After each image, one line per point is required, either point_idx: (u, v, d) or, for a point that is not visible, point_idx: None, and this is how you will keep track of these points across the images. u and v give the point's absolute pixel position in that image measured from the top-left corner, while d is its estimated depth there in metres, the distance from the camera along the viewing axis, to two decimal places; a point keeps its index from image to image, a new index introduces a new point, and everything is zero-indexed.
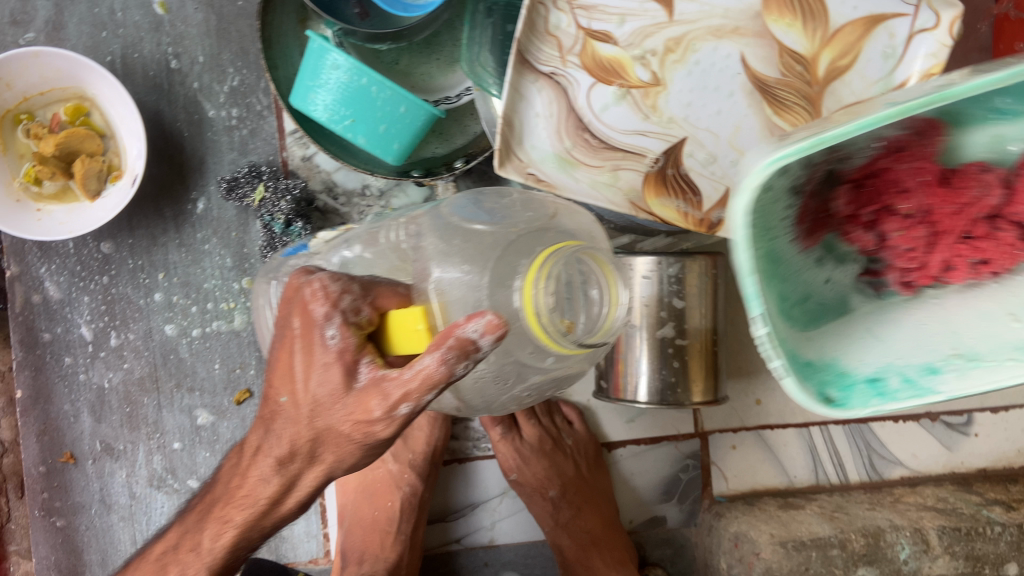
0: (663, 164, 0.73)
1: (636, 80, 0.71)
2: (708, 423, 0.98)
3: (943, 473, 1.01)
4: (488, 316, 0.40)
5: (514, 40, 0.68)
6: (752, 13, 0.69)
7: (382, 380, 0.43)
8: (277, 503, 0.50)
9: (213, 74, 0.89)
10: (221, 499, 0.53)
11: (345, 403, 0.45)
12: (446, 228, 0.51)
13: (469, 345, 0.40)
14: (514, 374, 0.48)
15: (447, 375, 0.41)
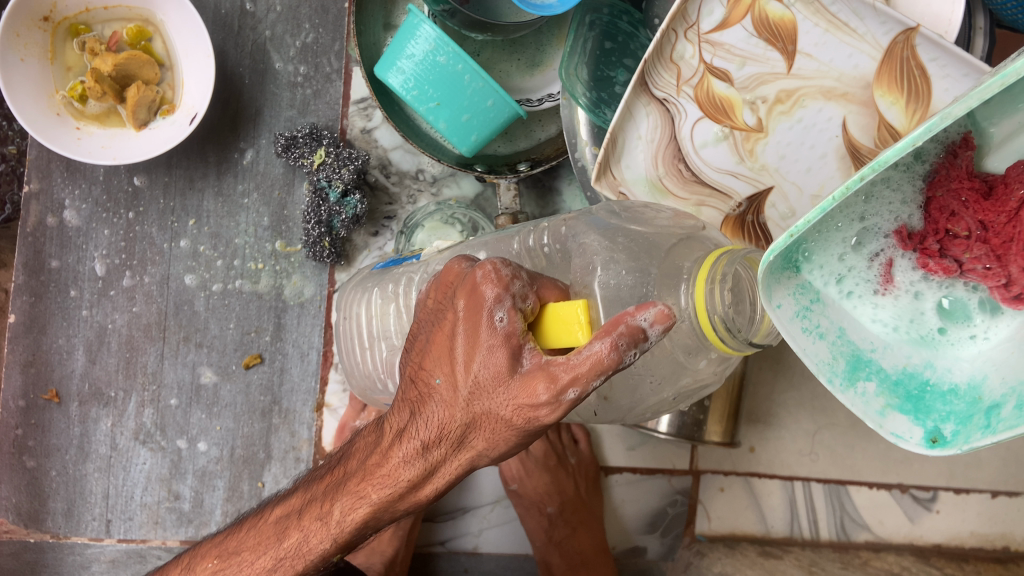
0: (743, 210, 0.74)
1: (740, 123, 0.72)
2: (702, 461, 1.01)
3: (903, 543, 1.04)
4: (659, 306, 0.37)
5: (640, 61, 0.71)
6: (865, 81, 0.68)
7: (550, 367, 0.39)
8: (415, 488, 0.48)
9: (288, 26, 0.86)
10: (347, 475, 0.53)
11: (503, 383, 0.41)
12: (607, 227, 0.51)
13: (638, 335, 0.37)
14: (658, 383, 0.49)
15: (618, 363, 0.37)
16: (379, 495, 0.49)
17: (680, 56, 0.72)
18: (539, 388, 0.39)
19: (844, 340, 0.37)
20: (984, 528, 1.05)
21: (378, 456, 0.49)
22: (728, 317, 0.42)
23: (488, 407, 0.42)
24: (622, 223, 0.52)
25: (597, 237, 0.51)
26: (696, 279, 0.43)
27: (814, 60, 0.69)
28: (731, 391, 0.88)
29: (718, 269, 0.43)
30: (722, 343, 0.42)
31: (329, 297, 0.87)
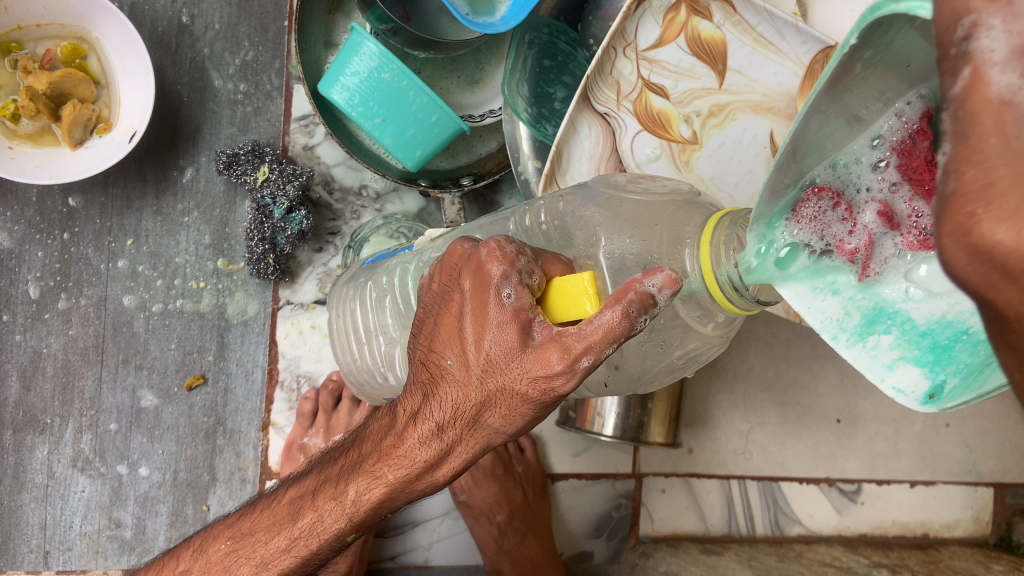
0: None
1: (676, 136, 0.76)
2: (644, 465, 1.04)
3: (834, 534, 1.10)
4: (665, 271, 0.39)
5: (583, 78, 0.73)
6: (789, 96, 0.74)
7: (563, 336, 0.40)
8: (434, 466, 0.48)
9: (227, 44, 0.86)
10: (353, 464, 0.53)
11: (510, 351, 0.42)
12: (604, 199, 0.53)
13: (647, 301, 0.39)
14: (673, 343, 0.51)
15: (629, 329, 0.39)
16: (395, 475, 0.49)
17: (620, 73, 0.74)
18: (553, 358, 0.40)
19: (861, 295, 0.39)
20: (904, 517, 1.12)
21: (396, 438, 0.50)
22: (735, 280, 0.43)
23: (504, 383, 0.43)
24: (616, 192, 0.53)
25: (592, 212, 0.52)
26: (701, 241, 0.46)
27: (744, 77, 0.74)
28: (672, 394, 0.91)
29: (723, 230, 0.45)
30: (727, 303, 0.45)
31: (274, 315, 0.87)
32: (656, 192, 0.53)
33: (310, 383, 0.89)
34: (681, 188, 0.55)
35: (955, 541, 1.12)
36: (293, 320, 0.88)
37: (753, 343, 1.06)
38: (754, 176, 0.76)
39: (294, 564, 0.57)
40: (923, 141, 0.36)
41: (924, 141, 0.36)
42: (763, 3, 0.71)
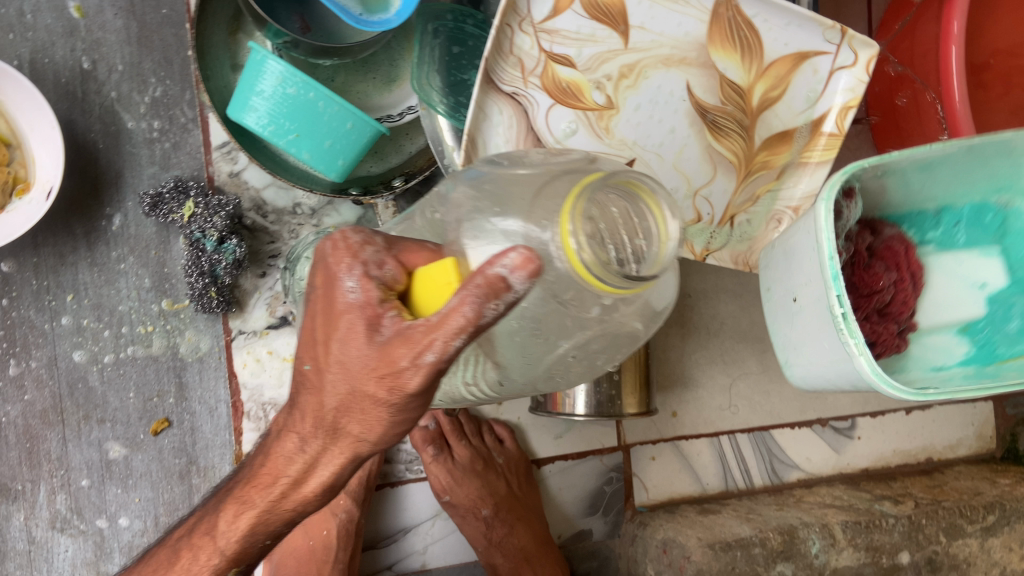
0: None
1: (591, 104, 0.74)
2: (629, 436, 1.03)
3: (833, 474, 1.10)
4: (518, 252, 0.37)
5: (482, 60, 0.70)
6: (698, 44, 0.74)
7: (409, 334, 0.40)
8: (300, 486, 0.48)
9: (133, 83, 0.84)
10: (235, 488, 0.53)
11: (364, 357, 0.41)
12: (482, 177, 0.49)
13: (499, 284, 0.37)
14: (550, 338, 0.47)
15: (477, 317, 0.37)
16: (262, 500, 0.50)
17: (522, 49, 0.72)
18: (401, 358, 0.40)
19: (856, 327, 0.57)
20: (905, 445, 1.14)
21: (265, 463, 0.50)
22: (620, 252, 0.39)
23: (352, 389, 0.43)
24: (498, 170, 0.50)
25: (466, 188, 0.49)
26: (564, 204, 0.39)
27: (649, 32, 0.73)
28: (641, 363, 0.90)
29: (590, 189, 0.39)
30: (597, 282, 0.38)
31: (227, 347, 0.87)
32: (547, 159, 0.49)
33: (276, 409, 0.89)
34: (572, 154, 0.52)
35: (959, 461, 1.16)
36: (248, 348, 0.88)
37: (722, 296, 1.05)
38: (677, 134, 0.76)
39: None
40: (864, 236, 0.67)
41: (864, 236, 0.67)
42: None
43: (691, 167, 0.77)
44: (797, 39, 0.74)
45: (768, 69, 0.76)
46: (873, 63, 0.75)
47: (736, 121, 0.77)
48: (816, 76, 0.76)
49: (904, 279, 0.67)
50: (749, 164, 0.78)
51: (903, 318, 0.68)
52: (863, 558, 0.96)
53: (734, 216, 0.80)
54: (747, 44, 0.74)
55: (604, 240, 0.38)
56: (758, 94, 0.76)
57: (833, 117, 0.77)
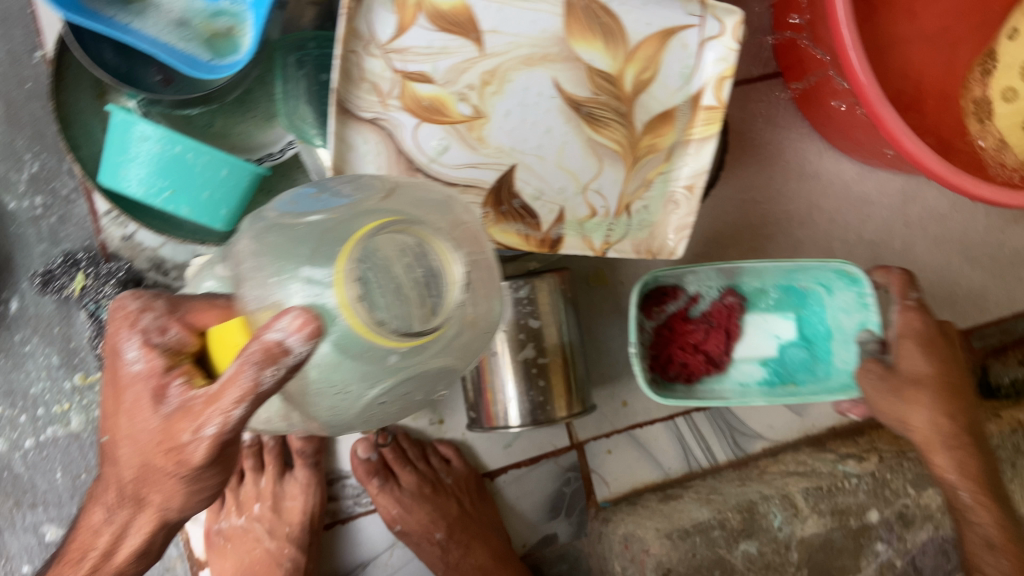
0: (499, 194, 0.74)
1: (458, 116, 0.71)
2: (581, 433, 1.01)
3: (799, 438, 1.08)
4: (296, 314, 0.38)
5: (331, 89, 0.67)
6: (557, 38, 0.72)
7: (189, 408, 0.45)
8: (110, 553, 0.57)
9: (8, 163, 0.83)
10: (63, 558, 0.61)
11: (154, 430, 0.47)
12: (271, 225, 0.45)
13: (275, 348, 0.39)
14: (354, 390, 0.42)
15: (255, 384, 0.40)
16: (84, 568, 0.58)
17: (373, 74, 0.69)
18: (183, 432, 0.45)
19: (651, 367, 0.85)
20: None
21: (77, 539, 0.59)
22: (405, 300, 0.39)
23: (145, 459, 0.49)
24: (285, 214, 0.46)
25: (248, 238, 0.45)
26: (341, 254, 0.39)
27: (503, 35, 0.71)
28: (567, 365, 0.88)
29: (370, 235, 0.40)
30: (380, 335, 0.38)
31: None
32: (336, 196, 0.46)
33: None
34: (365, 184, 0.49)
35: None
36: None
37: None
38: (553, 133, 0.74)
39: None
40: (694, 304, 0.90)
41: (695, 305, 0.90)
42: None
43: (576, 163, 0.75)
44: (658, 17, 0.73)
45: (635, 51, 0.74)
46: (740, 29, 0.73)
47: (613, 109, 0.74)
48: (686, 50, 0.74)
49: (715, 330, 0.90)
50: (635, 150, 0.76)
51: (712, 356, 0.90)
52: (830, 523, 0.93)
53: (630, 205, 0.77)
54: (608, 31, 0.72)
55: (390, 294, 0.39)
56: (630, 78, 0.74)
57: (711, 89, 0.75)
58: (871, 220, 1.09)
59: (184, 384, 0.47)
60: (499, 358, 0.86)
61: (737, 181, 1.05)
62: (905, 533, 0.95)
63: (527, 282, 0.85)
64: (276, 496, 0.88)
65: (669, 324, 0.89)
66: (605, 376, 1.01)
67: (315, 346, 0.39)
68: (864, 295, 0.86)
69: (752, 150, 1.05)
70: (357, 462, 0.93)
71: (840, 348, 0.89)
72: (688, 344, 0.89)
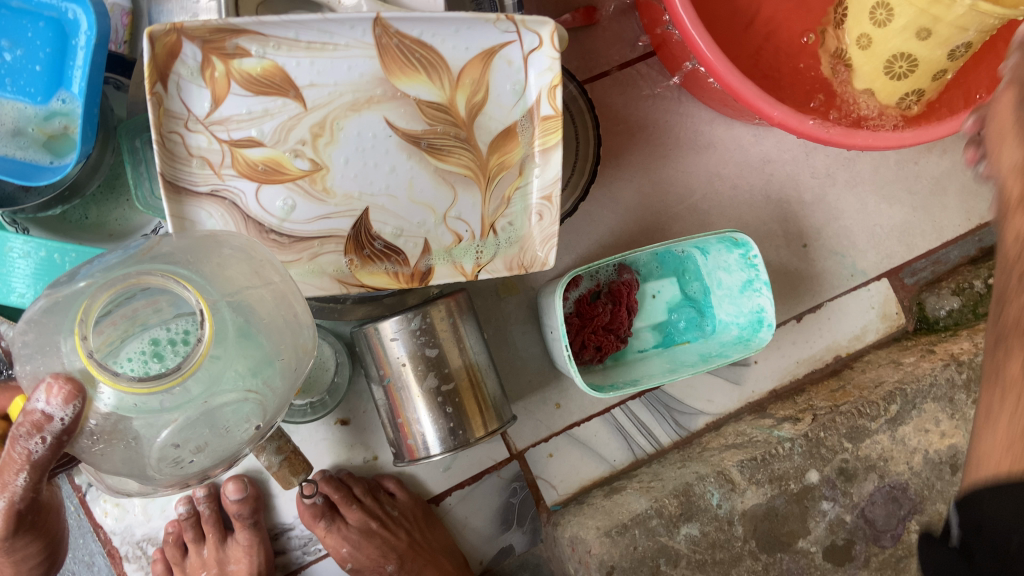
0: (359, 238, 0.75)
1: (298, 172, 0.72)
2: (519, 442, 1.02)
3: (741, 406, 1.08)
4: (49, 385, 0.48)
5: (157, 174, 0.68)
6: (378, 80, 0.72)
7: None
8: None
9: None
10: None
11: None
12: (51, 306, 0.53)
13: (38, 416, 0.49)
14: (142, 437, 0.51)
15: (33, 444, 0.51)
16: None
17: (201, 149, 0.70)
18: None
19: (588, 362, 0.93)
20: (807, 352, 1.11)
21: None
22: (145, 366, 0.53)
23: None
24: (62, 292, 0.54)
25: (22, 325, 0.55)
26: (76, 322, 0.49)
27: (323, 86, 0.71)
28: (474, 386, 0.89)
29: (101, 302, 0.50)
30: (115, 382, 0.47)
31: (83, 502, 0.88)
32: (100, 264, 0.56)
33: (154, 543, 0.92)
34: (138, 245, 0.60)
35: (869, 348, 1.13)
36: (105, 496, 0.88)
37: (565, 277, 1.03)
38: (398, 171, 0.74)
39: None
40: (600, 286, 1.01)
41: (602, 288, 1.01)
42: (283, 17, 0.68)
43: (428, 194, 0.76)
44: (475, 40, 0.73)
45: (460, 78, 0.74)
46: (557, 37, 0.73)
47: (452, 136, 0.75)
48: (512, 67, 0.74)
49: (619, 309, 0.99)
50: (485, 171, 0.77)
51: (622, 331, 1.00)
52: (770, 491, 0.94)
53: (494, 225, 0.78)
54: (427, 64, 0.73)
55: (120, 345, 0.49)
56: (462, 104, 0.75)
57: (545, 100, 0.75)
58: (775, 176, 1.09)
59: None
60: (407, 391, 0.87)
61: (633, 163, 1.04)
62: (849, 487, 0.96)
63: (419, 313, 0.86)
64: (221, 562, 0.91)
65: (578, 310, 1.00)
66: (531, 382, 1.02)
67: (80, 406, 0.49)
68: (750, 258, 0.94)
69: (642, 130, 1.04)
70: (302, 506, 0.93)
71: (725, 303, 1.00)
72: (596, 326, 0.99)
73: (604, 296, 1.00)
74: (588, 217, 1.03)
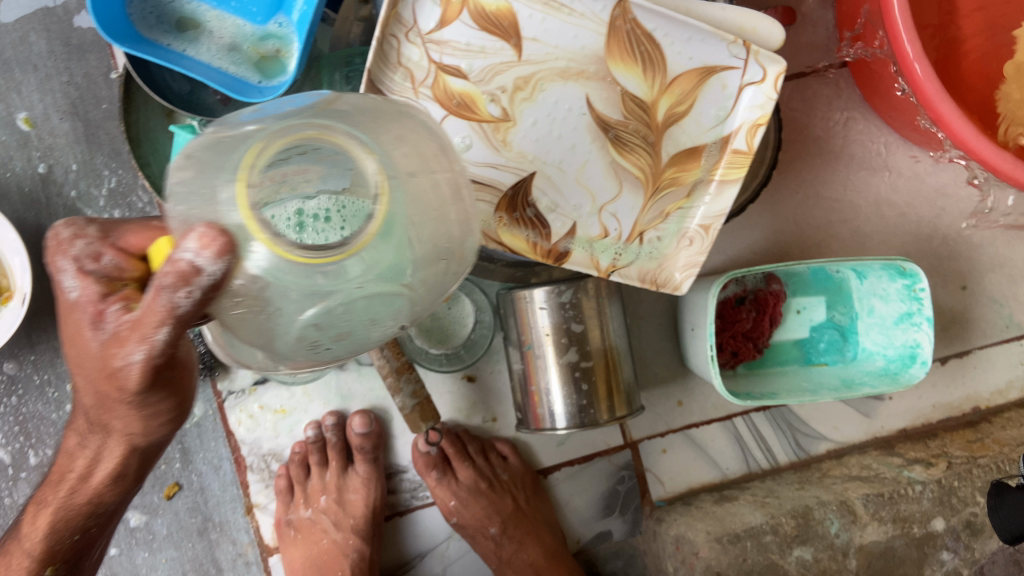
0: (514, 198, 0.75)
1: (486, 115, 0.73)
2: (635, 432, 1.01)
3: (866, 440, 1.05)
4: (200, 234, 0.38)
5: (364, 70, 0.70)
6: (596, 56, 0.73)
7: (120, 336, 0.47)
8: (85, 477, 0.65)
9: (89, 179, 0.89)
10: (44, 488, 0.69)
11: (96, 355, 0.49)
12: (209, 144, 0.43)
13: (186, 270, 0.39)
14: (284, 310, 0.41)
15: (171, 307, 0.41)
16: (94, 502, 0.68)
17: (410, 61, 0.71)
18: (117, 357, 0.48)
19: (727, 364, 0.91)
20: (945, 397, 1.07)
21: (57, 467, 0.67)
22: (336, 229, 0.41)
23: (98, 388, 0.53)
24: (224, 130, 0.44)
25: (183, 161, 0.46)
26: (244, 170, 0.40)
27: (543, 44, 0.72)
28: (610, 369, 0.89)
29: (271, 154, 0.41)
30: (275, 246, 0.39)
31: (221, 408, 0.92)
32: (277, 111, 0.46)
33: (278, 459, 0.96)
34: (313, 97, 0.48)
35: (1011, 406, 1.08)
36: (241, 407, 0.93)
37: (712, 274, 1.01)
38: (578, 150, 0.75)
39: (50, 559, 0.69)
40: (748, 292, 0.98)
41: (750, 294, 0.98)
42: None
43: (595, 182, 0.76)
44: (701, 53, 0.72)
45: (672, 82, 0.73)
46: (781, 80, 0.72)
47: (641, 135, 0.74)
48: (725, 91, 0.74)
49: (762, 318, 0.98)
50: (656, 181, 0.76)
51: (761, 341, 0.99)
52: (891, 531, 0.91)
53: (642, 234, 0.78)
54: (648, 59, 0.72)
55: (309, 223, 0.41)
56: (663, 109, 0.74)
57: (743, 134, 0.74)
58: (948, 212, 1.04)
59: (122, 308, 0.49)
60: (544, 361, 0.87)
61: (801, 175, 1.02)
62: (973, 542, 0.93)
63: (571, 287, 0.86)
64: (340, 489, 0.95)
65: (720, 312, 0.98)
66: (659, 373, 1.01)
67: (231, 264, 0.39)
68: (914, 288, 0.91)
69: (817, 143, 1.01)
70: (416, 454, 0.96)
71: (874, 332, 0.97)
72: (736, 330, 0.98)
73: (749, 302, 0.98)
74: (745, 222, 1.01)
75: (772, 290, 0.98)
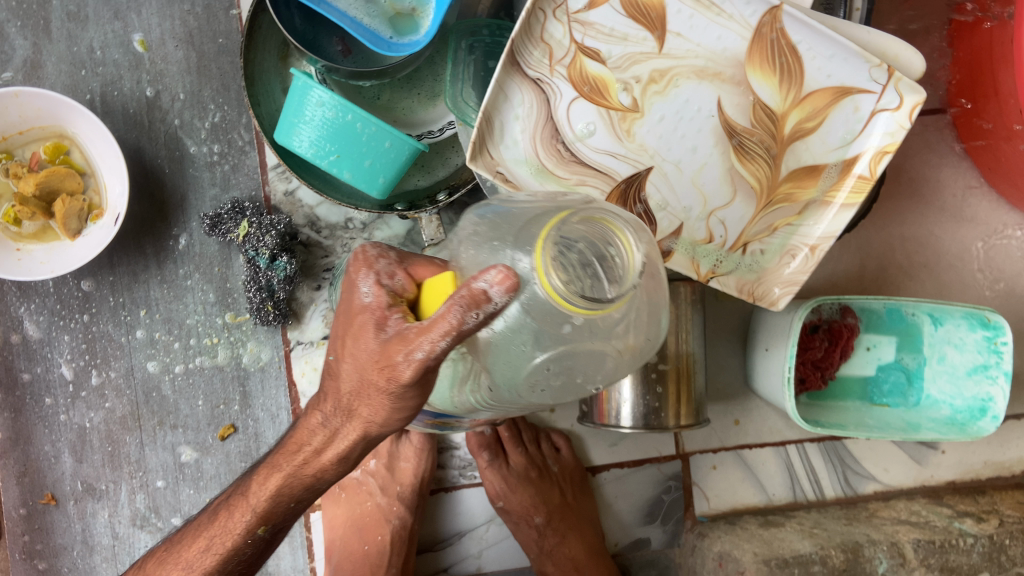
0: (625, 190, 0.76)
1: (616, 103, 0.73)
2: (688, 444, 1.01)
3: (915, 486, 1.04)
4: (500, 269, 0.41)
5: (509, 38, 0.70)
6: (736, 60, 0.72)
7: (406, 334, 0.46)
8: (320, 453, 0.55)
9: (195, 111, 0.89)
10: (280, 448, 0.59)
11: (372, 352, 0.48)
12: (492, 212, 0.50)
13: (480, 296, 0.42)
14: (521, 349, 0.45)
15: (459, 325, 0.43)
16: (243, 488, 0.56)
17: (551, 36, 0.71)
18: (397, 354, 0.46)
19: None
20: (998, 456, 1.05)
21: (293, 433, 0.58)
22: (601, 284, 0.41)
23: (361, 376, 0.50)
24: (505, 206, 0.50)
25: (471, 218, 0.51)
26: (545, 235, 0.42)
27: (686, 40, 0.72)
28: (684, 377, 0.88)
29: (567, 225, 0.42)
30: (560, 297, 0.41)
31: (287, 356, 0.92)
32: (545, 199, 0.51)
33: None
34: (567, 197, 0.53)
35: None
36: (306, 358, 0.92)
37: None
38: (699, 152, 0.75)
39: (215, 562, 0.63)
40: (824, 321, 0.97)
41: (827, 323, 0.97)
42: None
43: (709, 184, 0.76)
44: (841, 73, 0.70)
45: (806, 98, 0.72)
46: (917, 110, 0.69)
47: (764, 145, 0.74)
48: (856, 115, 0.72)
49: (834, 350, 0.97)
50: (771, 193, 0.76)
51: (828, 372, 0.98)
52: None
53: (746, 244, 0.77)
54: (787, 70, 0.71)
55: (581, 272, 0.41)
56: (791, 124, 0.73)
57: (867, 159, 0.72)
58: None
59: (402, 317, 0.48)
60: None
61: (888, 214, 1.02)
62: None
63: None
64: (391, 455, 0.93)
65: None
66: (722, 387, 1.00)
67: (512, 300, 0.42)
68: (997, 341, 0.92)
69: (909, 184, 1.01)
70: (471, 434, 0.95)
71: (941, 379, 0.97)
72: (807, 358, 0.97)
73: (822, 332, 0.97)
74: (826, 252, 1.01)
75: (850, 321, 0.96)
